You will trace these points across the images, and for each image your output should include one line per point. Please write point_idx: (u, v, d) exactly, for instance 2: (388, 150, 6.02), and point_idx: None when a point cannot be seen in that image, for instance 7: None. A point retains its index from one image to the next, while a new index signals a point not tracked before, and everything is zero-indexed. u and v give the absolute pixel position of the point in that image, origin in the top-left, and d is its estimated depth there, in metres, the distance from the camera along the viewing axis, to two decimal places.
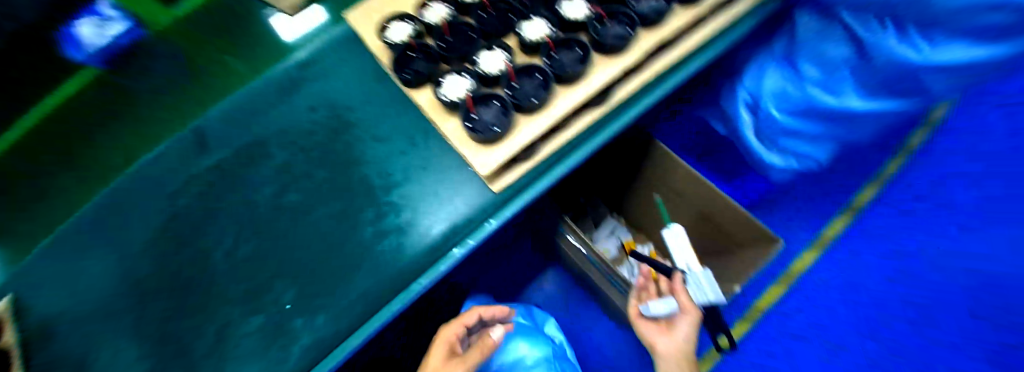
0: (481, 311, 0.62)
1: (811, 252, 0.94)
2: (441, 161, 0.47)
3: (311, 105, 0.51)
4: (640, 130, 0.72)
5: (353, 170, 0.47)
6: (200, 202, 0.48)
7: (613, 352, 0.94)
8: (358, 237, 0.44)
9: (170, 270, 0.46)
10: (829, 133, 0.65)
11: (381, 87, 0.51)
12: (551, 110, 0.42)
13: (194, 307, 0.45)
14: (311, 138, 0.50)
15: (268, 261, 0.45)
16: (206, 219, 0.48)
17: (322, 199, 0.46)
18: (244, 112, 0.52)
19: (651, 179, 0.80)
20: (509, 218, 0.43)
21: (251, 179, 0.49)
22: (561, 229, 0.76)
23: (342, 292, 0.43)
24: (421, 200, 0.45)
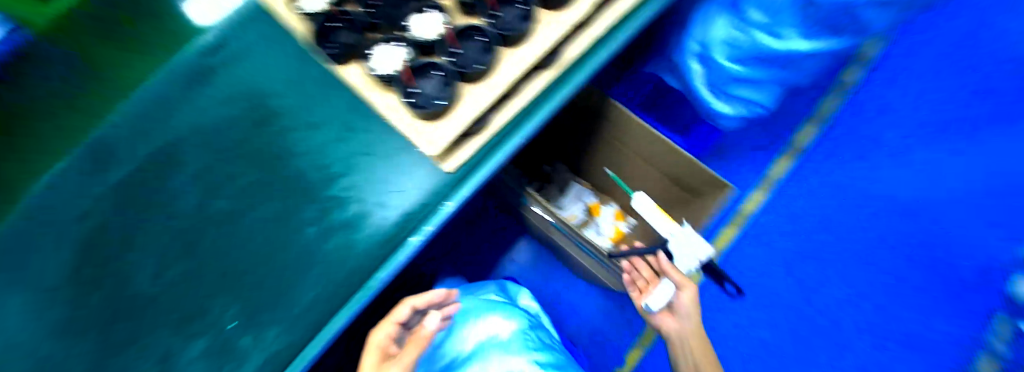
0: (412, 302, 0.55)
1: (760, 191, 1.03)
2: (388, 143, 0.42)
3: (224, 96, 0.43)
4: (595, 92, 0.69)
5: (283, 164, 0.41)
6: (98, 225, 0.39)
7: (587, 309, 0.97)
8: (302, 239, 0.40)
9: (73, 312, 0.38)
10: (774, 75, 0.67)
11: (303, 63, 0.43)
12: (497, 77, 0.39)
13: (111, 349, 0.38)
14: (230, 134, 0.42)
15: (196, 281, 0.39)
16: (115, 248, 0.39)
17: (252, 203, 0.40)
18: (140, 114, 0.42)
19: (608, 140, 0.79)
20: (467, 198, 0.40)
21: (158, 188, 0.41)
22: (525, 201, 0.73)
23: (290, 301, 0.39)
24: (368, 189, 0.41)
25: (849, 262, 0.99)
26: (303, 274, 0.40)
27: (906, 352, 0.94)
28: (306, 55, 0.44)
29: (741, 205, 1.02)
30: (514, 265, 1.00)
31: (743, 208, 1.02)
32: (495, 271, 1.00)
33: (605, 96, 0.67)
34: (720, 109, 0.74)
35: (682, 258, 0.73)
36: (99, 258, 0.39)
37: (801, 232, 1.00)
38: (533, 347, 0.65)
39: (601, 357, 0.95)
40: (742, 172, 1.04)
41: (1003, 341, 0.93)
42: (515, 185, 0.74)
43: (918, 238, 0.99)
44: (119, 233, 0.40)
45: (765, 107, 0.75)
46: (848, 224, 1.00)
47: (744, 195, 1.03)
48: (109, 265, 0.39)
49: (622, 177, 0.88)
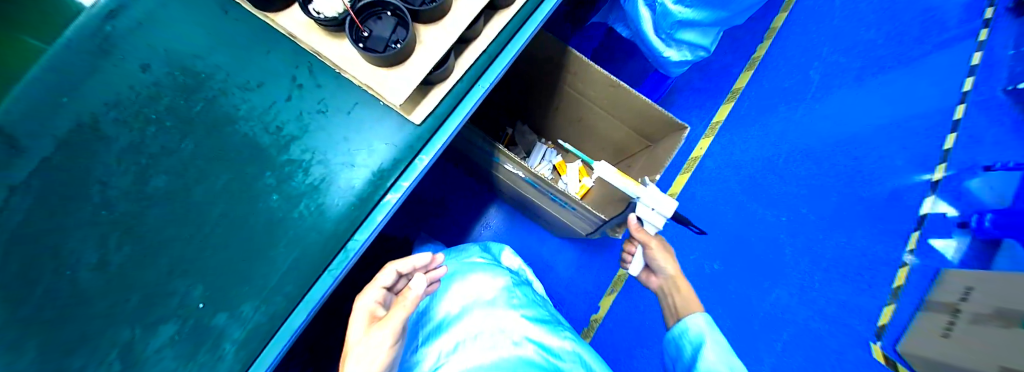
0: (396, 266, 0.53)
1: (706, 139, 1.10)
2: (341, 98, 0.40)
3: (145, 63, 0.36)
4: (555, 39, 0.65)
5: (226, 131, 0.37)
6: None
7: (560, 263, 1.01)
8: (261, 207, 0.38)
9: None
10: (713, 17, 0.70)
11: (234, 23, 0.39)
12: (457, 17, 0.37)
13: (61, 356, 0.33)
14: (157, 104, 0.36)
15: (149, 269, 0.36)
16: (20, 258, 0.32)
17: (194, 173, 0.37)
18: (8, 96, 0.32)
19: (568, 91, 0.77)
20: (440, 153, 0.41)
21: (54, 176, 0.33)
22: (497, 158, 0.70)
23: (263, 274, 0.38)
24: (331, 150, 0.39)
25: (792, 193, 1.06)
26: (274, 242, 0.38)
27: (847, 267, 1.01)
28: (235, 11, 0.40)
29: (692, 153, 1.09)
30: (489, 228, 1.01)
31: (693, 155, 1.09)
32: (470, 236, 1.01)
33: (560, 43, 0.65)
34: (667, 55, 0.75)
35: (649, 216, 0.64)
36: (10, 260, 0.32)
37: (750, 167, 1.08)
38: (519, 303, 0.60)
39: (577, 308, 0.98)
40: (690, 117, 1.12)
41: (910, 252, 1.01)
42: (484, 141, 0.68)
43: (853, 164, 1.07)
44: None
45: (708, 51, 0.78)
46: (792, 157, 1.08)
47: (697, 139, 1.10)
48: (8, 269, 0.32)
49: (585, 130, 0.87)
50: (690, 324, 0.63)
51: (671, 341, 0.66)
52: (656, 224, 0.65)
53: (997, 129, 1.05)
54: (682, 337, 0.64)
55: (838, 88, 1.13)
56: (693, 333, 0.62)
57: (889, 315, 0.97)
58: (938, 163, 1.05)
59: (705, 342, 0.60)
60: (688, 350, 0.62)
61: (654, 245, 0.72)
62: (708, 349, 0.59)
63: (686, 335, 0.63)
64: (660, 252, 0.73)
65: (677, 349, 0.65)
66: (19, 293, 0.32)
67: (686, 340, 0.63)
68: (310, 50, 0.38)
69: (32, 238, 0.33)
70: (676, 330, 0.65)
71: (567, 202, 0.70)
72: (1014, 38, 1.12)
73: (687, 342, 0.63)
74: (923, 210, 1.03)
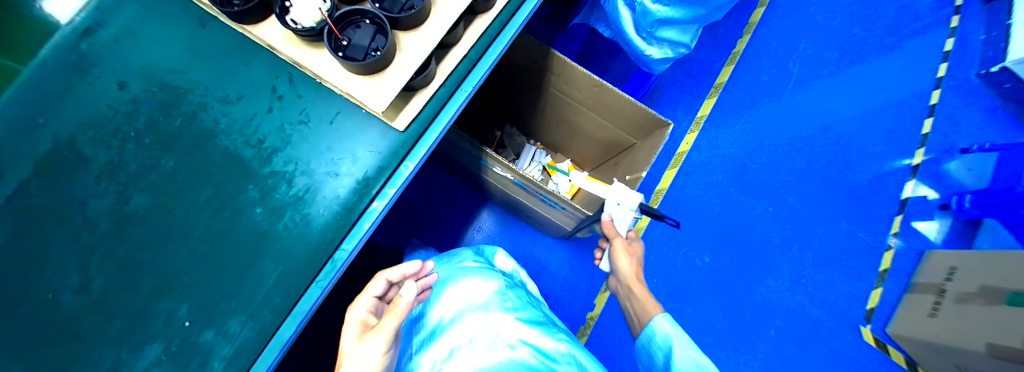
0: (387, 275, 0.52)
1: (691, 134, 1.12)
2: (323, 108, 0.40)
3: (122, 80, 0.36)
4: (537, 42, 0.66)
5: (207, 146, 0.37)
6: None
7: (554, 263, 1.01)
8: (245, 220, 0.38)
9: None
10: (693, 15, 0.71)
11: (210, 35, 0.39)
12: (435, 23, 0.37)
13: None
14: (136, 121, 0.36)
15: (133, 287, 0.35)
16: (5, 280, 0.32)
17: (178, 189, 0.36)
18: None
19: (552, 92, 0.78)
20: (425, 158, 0.41)
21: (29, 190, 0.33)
22: (485, 162, 0.70)
23: (251, 287, 0.37)
24: (315, 160, 0.39)
25: (778, 183, 1.08)
26: (260, 255, 0.38)
27: (833, 253, 1.03)
28: (212, 23, 0.40)
29: (678, 148, 1.11)
30: (481, 232, 1.01)
31: (680, 150, 1.11)
32: (463, 239, 1.01)
33: (544, 46, 0.66)
34: (649, 53, 0.76)
35: (619, 213, 0.66)
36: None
37: (736, 160, 1.09)
38: (513, 306, 0.60)
39: (573, 307, 0.99)
40: (675, 112, 1.13)
41: (895, 235, 1.03)
42: (472, 144, 0.68)
43: (835, 152, 1.09)
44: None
45: (689, 47, 0.79)
46: (777, 148, 1.10)
47: (682, 135, 1.12)
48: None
49: (572, 131, 0.88)
50: (655, 328, 0.61)
51: (642, 350, 0.63)
52: (625, 220, 0.67)
53: (977, 114, 1.07)
54: (651, 344, 0.61)
55: (818, 79, 1.15)
56: (662, 338, 0.59)
57: (877, 298, 1.00)
58: (917, 148, 1.07)
59: (674, 348, 0.57)
60: (659, 357, 0.60)
61: (618, 243, 0.69)
62: (678, 354, 0.57)
63: (654, 341, 0.61)
64: (621, 249, 0.69)
65: (649, 356, 0.62)
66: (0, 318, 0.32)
67: (654, 346, 0.61)
68: (290, 61, 0.38)
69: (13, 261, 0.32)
70: (643, 337, 0.62)
71: (556, 203, 0.70)
72: (985, 25, 1.13)
73: (656, 349, 0.60)
74: (905, 194, 1.05)
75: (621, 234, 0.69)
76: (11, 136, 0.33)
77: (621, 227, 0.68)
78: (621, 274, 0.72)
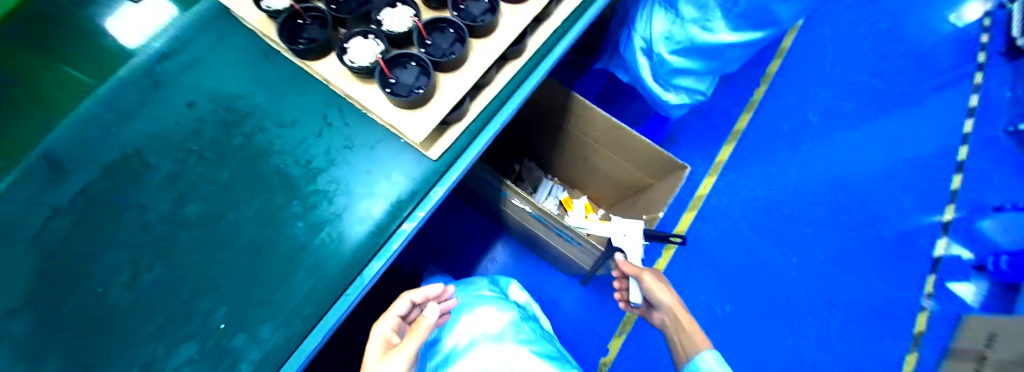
0: (411, 296, 0.54)
1: (709, 177, 1.11)
2: (366, 136, 0.43)
3: (190, 100, 0.43)
4: (559, 85, 0.71)
5: (262, 164, 0.42)
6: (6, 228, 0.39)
7: (567, 301, 1.00)
8: (283, 233, 0.41)
9: (18, 323, 0.36)
10: (708, 65, 0.74)
11: (273, 67, 0.45)
12: (472, 68, 0.42)
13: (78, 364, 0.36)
14: (200, 137, 0.42)
15: (178, 288, 0.38)
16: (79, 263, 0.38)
17: (230, 200, 0.41)
18: (99, 137, 0.41)
19: (572, 131, 0.81)
20: (454, 184, 0.44)
21: (118, 187, 0.40)
22: (505, 193, 0.73)
23: (284, 296, 0.39)
24: (354, 181, 0.42)
25: (800, 233, 1.06)
26: (297, 267, 0.40)
27: (861, 309, 0.99)
28: (276, 57, 0.45)
29: (696, 191, 1.10)
30: (495, 264, 1.02)
31: (698, 193, 1.10)
32: (476, 269, 1.02)
33: (566, 89, 0.71)
34: (665, 99, 0.79)
35: (631, 246, 0.76)
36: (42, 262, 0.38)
37: (755, 206, 1.08)
38: (527, 338, 0.61)
39: (587, 349, 0.97)
40: (692, 155, 1.14)
41: (928, 297, 1.00)
42: (495, 176, 0.72)
43: (857, 205, 1.08)
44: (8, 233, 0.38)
45: (705, 95, 0.82)
46: (798, 197, 1.09)
47: (699, 179, 1.11)
48: (65, 275, 0.38)
49: (590, 169, 0.91)
50: (700, 363, 0.59)
51: None
52: (637, 252, 0.76)
53: (1006, 174, 1.10)
54: None
55: (837, 130, 1.16)
56: None
57: (913, 363, 0.94)
58: (947, 204, 1.07)
59: None
60: None
61: (647, 277, 0.72)
62: None
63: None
64: (655, 284, 0.72)
65: None
66: (59, 306, 0.37)
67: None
68: (341, 93, 0.43)
69: (80, 253, 0.38)
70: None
71: (571, 237, 0.72)
72: (1002, 86, 1.20)
73: None
74: (938, 252, 1.03)
75: (647, 268, 0.73)
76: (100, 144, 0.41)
77: (636, 259, 0.76)
78: (657, 304, 0.73)
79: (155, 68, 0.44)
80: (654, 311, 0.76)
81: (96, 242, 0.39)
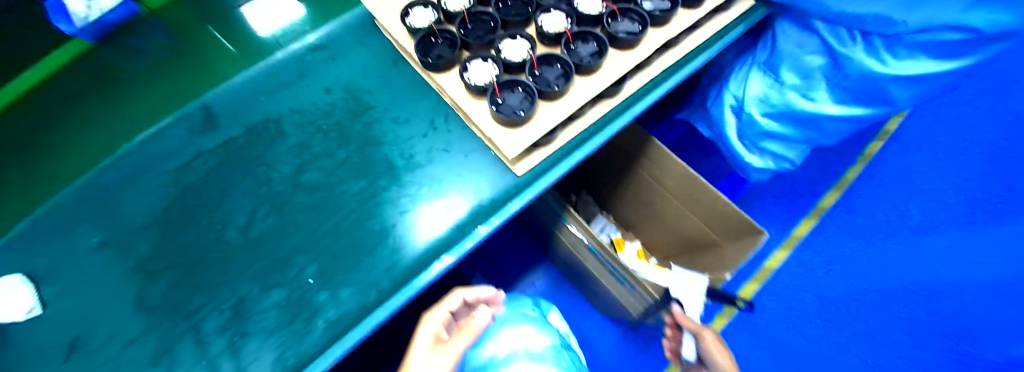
0: (464, 294, 0.57)
1: (782, 250, 1.03)
2: (463, 143, 0.48)
3: (326, 87, 0.52)
4: (639, 129, 0.73)
5: (374, 150, 0.48)
6: (161, 161, 0.48)
7: (601, 343, 0.98)
8: (375, 212, 0.46)
9: (145, 243, 0.45)
10: (803, 135, 0.71)
11: (399, 72, 0.52)
12: (571, 100, 0.46)
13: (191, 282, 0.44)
14: (328, 118, 0.50)
15: (284, 239, 0.45)
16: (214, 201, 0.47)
17: (341, 175, 0.47)
18: (250, 104, 0.51)
19: (643, 174, 0.82)
20: (531, 200, 0.45)
21: (255, 148, 0.49)
22: (564, 220, 0.76)
23: (366, 267, 0.44)
24: (446, 181, 0.47)
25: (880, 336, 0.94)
26: (383, 244, 0.45)
27: None
28: (401, 63, 0.53)
29: (765, 262, 1.02)
30: (538, 287, 1.04)
31: (766, 265, 1.02)
32: (518, 289, 1.03)
33: (646, 134, 0.73)
34: (748, 160, 0.77)
35: (693, 302, 0.74)
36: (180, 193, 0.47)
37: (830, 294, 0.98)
38: (567, 366, 0.60)
39: None
40: (764, 223, 1.06)
41: None
42: (558, 203, 0.75)
43: None
44: (162, 164, 0.48)
45: (793, 163, 0.78)
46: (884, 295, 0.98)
47: (770, 250, 1.03)
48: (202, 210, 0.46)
49: (652, 217, 0.91)
50: None
51: None
52: (695, 306, 0.74)
53: None
54: None
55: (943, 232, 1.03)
56: None
57: None
58: None
59: None
60: None
61: (706, 337, 0.68)
62: None
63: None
64: (714, 344, 0.68)
65: None
66: (194, 233, 0.45)
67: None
68: (451, 104, 0.49)
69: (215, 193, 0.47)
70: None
71: (624, 277, 0.72)
72: None
73: None
74: None
75: (707, 326, 0.69)
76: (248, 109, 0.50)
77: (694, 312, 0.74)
78: (712, 367, 0.69)
79: (303, 57, 0.54)
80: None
81: (229, 187, 0.47)
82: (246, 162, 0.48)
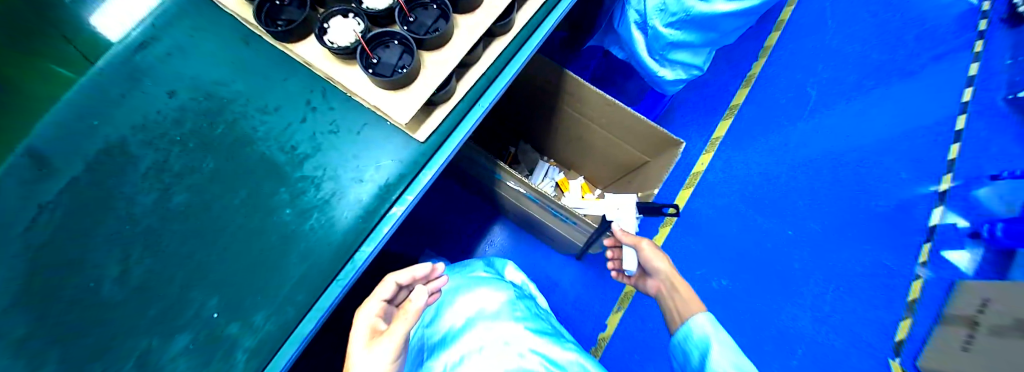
0: (396, 278, 0.52)
1: (707, 153, 1.10)
2: (351, 119, 0.42)
3: (171, 89, 0.42)
4: (550, 63, 0.69)
5: (247, 151, 0.41)
6: None
7: (565, 280, 1.01)
8: (269, 222, 0.40)
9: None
10: (705, 38, 0.73)
11: (255, 52, 0.44)
12: (456, 46, 0.41)
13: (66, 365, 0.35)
14: (182, 126, 0.41)
15: (169, 280, 0.38)
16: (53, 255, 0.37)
17: (217, 189, 0.40)
18: (72, 128, 0.40)
19: (566, 110, 0.80)
20: (443, 166, 0.43)
21: (95, 182, 0.39)
22: (499, 175, 0.73)
23: (278, 282, 0.39)
24: (343, 166, 0.41)
25: (797, 206, 1.06)
26: (291, 253, 0.40)
27: (854, 282, 1.00)
28: (255, 41, 0.44)
29: (693, 167, 1.09)
30: (493, 246, 1.03)
31: (695, 169, 1.09)
32: (473, 252, 1.02)
33: (559, 67, 0.69)
34: (661, 74, 0.78)
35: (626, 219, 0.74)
36: (33, 264, 0.36)
37: (754, 180, 1.08)
38: (522, 315, 0.61)
39: (585, 326, 0.98)
40: (688, 132, 1.12)
41: (923, 265, 1.01)
42: (486, 159, 0.71)
43: (851, 178, 1.08)
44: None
45: (702, 69, 0.80)
46: (796, 170, 1.09)
47: (697, 154, 1.10)
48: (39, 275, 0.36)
49: (586, 150, 0.90)
50: (693, 326, 0.60)
51: (677, 347, 0.62)
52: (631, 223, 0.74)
53: (1004, 140, 1.10)
54: (688, 342, 0.60)
55: (835, 102, 1.15)
56: (698, 336, 0.58)
57: (906, 331, 0.96)
58: (943, 174, 1.07)
59: (711, 344, 0.56)
60: (695, 354, 0.59)
61: (644, 246, 0.72)
62: (715, 351, 0.55)
63: (692, 339, 0.60)
64: (652, 252, 0.72)
65: (684, 355, 0.61)
66: (40, 305, 0.36)
67: (692, 345, 0.59)
68: (323, 76, 0.42)
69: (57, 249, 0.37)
70: (680, 335, 0.62)
71: (566, 216, 0.72)
72: (1006, 52, 1.18)
73: (693, 348, 0.59)
74: (933, 221, 1.04)
75: (644, 236, 0.72)
76: (71, 138, 0.39)
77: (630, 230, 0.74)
78: (653, 273, 0.75)
79: (129, 58, 0.42)
80: (649, 278, 0.77)
81: (75, 238, 0.38)
82: (88, 202, 0.38)
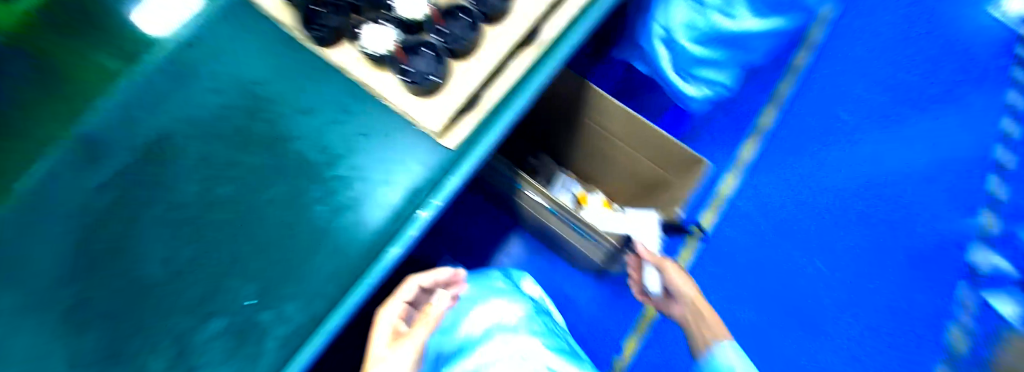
0: (419, 280, 0.55)
1: (732, 177, 1.08)
2: (383, 122, 0.44)
3: (215, 86, 0.44)
4: (573, 75, 0.70)
5: (285, 148, 0.43)
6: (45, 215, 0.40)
7: (582, 298, 1.00)
8: (302, 217, 0.41)
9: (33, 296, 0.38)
10: (731, 54, 0.72)
11: (295, 55, 0.45)
12: (485, 56, 0.42)
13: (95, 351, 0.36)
14: (224, 124, 0.43)
15: (204, 268, 0.40)
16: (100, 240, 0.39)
17: (255, 183, 0.42)
18: (126, 120, 0.43)
19: (589, 124, 0.80)
20: (470, 173, 0.43)
21: (140, 172, 0.41)
22: (518, 186, 0.74)
23: (309, 275, 0.40)
24: (374, 168, 0.42)
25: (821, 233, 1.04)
26: (321, 249, 0.41)
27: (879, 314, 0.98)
28: (295, 44, 0.46)
29: (718, 188, 1.07)
30: (508, 258, 1.03)
31: (721, 190, 1.06)
32: (489, 260, 1.02)
33: (581, 79, 0.69)
34: (687, 90, 0.77)
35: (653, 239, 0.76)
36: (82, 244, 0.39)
37: (780, 204, 1.05)
38: (540, 330, 0.63)
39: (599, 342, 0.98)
40: (714, 152, 1.09)
41: (968, 310, 1.00)
42: (506, 169, 0.73)
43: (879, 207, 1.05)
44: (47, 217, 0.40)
45: (728, 85, 0.79)
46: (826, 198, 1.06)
47: (721, 173, 1.09)
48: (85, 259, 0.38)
49: (606, 165, 0.90)
50: (721, 357, 0.64)
51: None
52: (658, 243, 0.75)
53: None
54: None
55: (865, 127, 1.12)
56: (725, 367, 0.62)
57: None
58: (985, 210, 1.06)
59: None
60: None
61: (668, 267, 0.75)
62: None
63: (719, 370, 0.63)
64: (677, 273, 0.75)
65: None
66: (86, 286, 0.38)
67: None
68: (356, 81, 0.43)
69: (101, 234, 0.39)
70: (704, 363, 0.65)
71: (586, 230, 0.72)
72: None
73: None
74: (981, 268, 1.03)
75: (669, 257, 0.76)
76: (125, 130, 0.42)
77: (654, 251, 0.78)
78: (676, 295, 0.77)
79: (176, 56, 0.45)
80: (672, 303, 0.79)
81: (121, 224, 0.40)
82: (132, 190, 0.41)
